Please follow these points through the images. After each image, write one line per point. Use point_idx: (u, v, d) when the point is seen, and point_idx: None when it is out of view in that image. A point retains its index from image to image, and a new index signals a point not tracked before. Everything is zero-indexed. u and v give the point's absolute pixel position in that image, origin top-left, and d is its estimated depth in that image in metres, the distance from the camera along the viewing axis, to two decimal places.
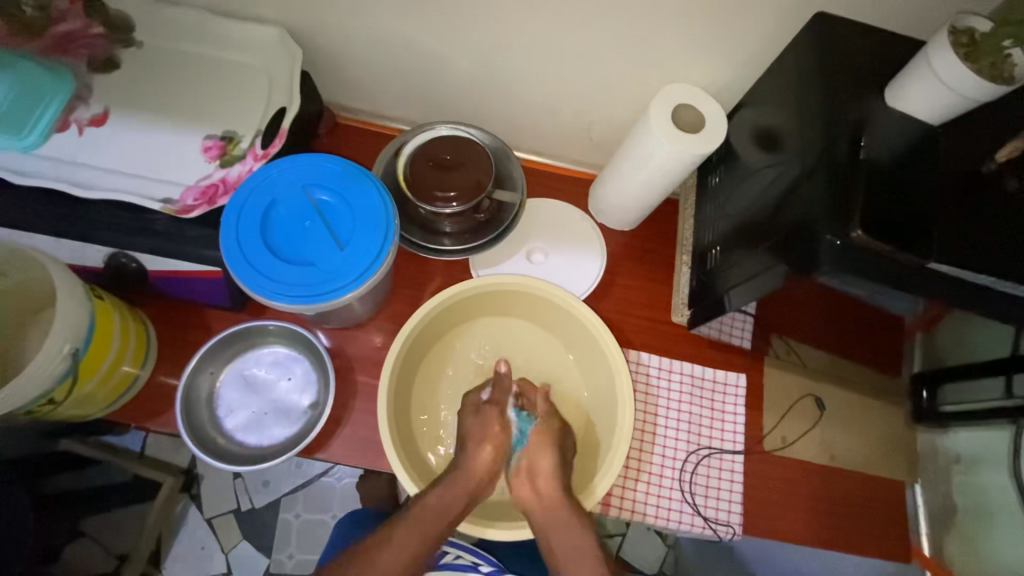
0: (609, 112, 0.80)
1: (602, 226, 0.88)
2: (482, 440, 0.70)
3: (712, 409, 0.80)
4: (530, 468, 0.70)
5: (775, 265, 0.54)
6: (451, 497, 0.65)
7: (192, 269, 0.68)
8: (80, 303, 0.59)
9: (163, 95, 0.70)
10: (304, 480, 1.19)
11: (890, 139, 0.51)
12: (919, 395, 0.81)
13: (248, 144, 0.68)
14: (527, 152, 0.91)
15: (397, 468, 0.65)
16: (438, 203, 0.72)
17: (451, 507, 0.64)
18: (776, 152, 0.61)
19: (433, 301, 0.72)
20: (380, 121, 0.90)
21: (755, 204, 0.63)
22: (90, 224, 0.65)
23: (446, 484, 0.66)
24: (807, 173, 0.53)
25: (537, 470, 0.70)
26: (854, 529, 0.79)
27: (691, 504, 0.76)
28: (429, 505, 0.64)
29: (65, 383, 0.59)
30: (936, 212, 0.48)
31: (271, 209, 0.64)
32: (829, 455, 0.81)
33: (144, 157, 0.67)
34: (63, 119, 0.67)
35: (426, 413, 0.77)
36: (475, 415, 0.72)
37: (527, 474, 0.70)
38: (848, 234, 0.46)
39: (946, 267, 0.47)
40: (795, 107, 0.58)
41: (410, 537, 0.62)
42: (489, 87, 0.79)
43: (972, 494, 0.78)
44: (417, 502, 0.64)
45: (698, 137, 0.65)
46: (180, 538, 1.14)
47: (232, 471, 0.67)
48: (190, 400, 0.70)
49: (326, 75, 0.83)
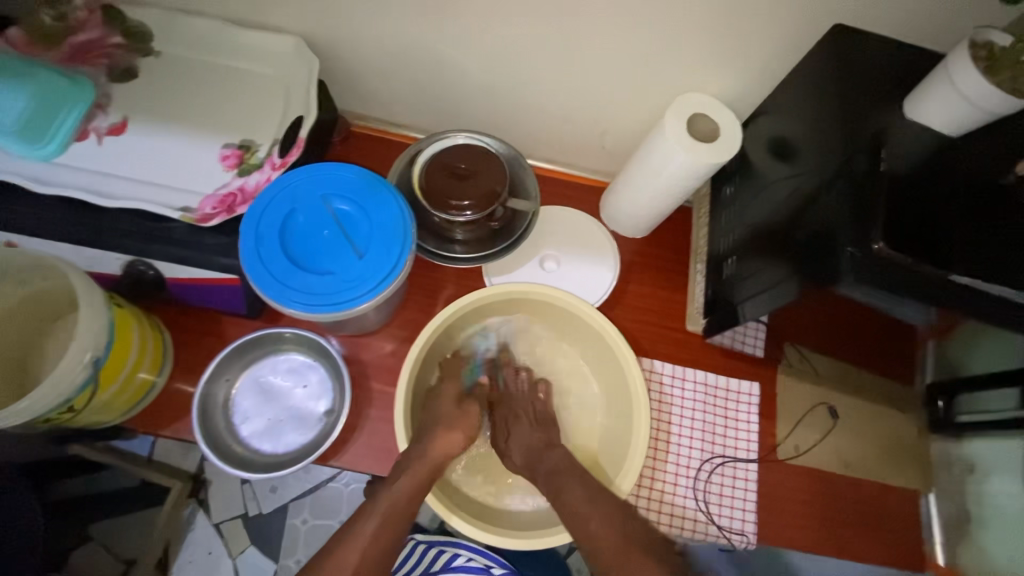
0: (622, 120, 0.81)
1: (615, 234, 0.88)
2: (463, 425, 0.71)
3: (726, 418, 0.80)
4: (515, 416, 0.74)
5: (794, 276, 0.54)
6: (409, 489, 0.63)
7: (210, 277, 0.69)
8: (101, 311, 0.59)
9: (182, 104, 0.71)
10: (313, 485, 1.19)
11: (908, 152, 0.51)
12: (934, 404, 0.82)
13: (266, 153, 0.69)
14: (539, 160, 0.92)
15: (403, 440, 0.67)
16: (451, 211, 0.73)
17: (408, 503, 0.63)
18: (794, 162, 0.61)
19: (438, 318, 0.71)
20: (393, 128, 0.91)
21: (771, 213, 0.63)
22: (110, 232, 0.66)
23: (409, 475, 0.64)
24: (826, 186, 0.53)
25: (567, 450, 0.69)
26: (868, 537, 0.78)
27: (705, 513, 0.76)
28: (394, 500, 0.62)
29: (85, 391, 0.59)
30: (956, 224, 0.49)
31: (291, 218, 0.64)
32: (841, 463, 0.81)
33: (163, 165, 0.68)
34: (82, 128, 0.68)
35: None
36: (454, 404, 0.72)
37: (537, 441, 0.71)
38: (870, 246, 0.46)
39: (967, 279, 0.47)
40: (813, 118, 0.59)
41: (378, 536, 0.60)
42: (504, 96, 0.80)
43: (984, 502, 0.79)
44: (375, 500, 0.63)
45: (712, 147, 0.65)
46: (188, 543, 1.14)
47: (248, 479, 0.67)
48: (206, 408, 0.70)
49: (341, 84, 0.84)
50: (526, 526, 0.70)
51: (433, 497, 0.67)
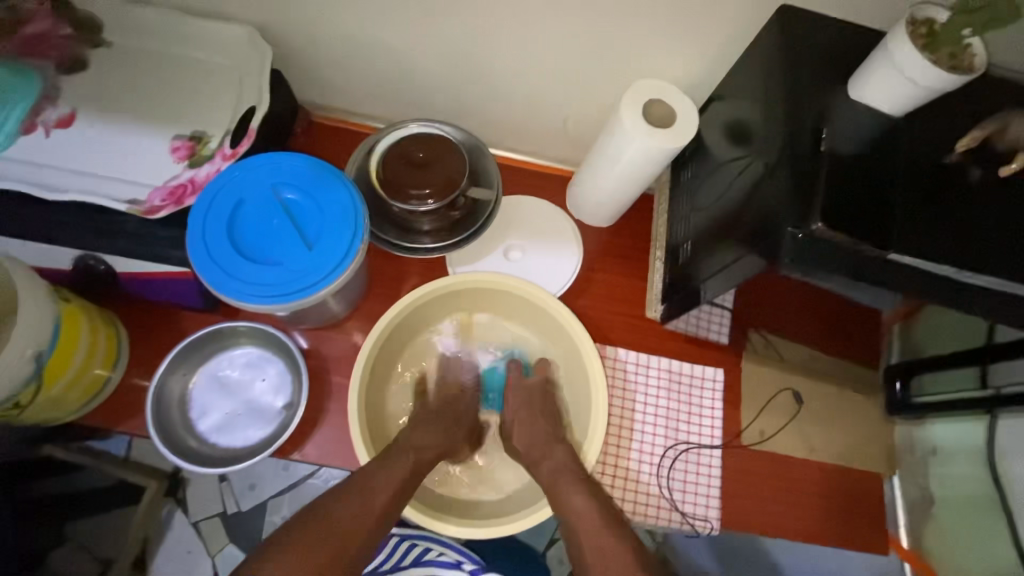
0: (583, 108, 0.80)
1: (579, 222, 0.88)
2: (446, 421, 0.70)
3: (690, 405, 0.80)
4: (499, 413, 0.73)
5: (744, 258, 0.54)
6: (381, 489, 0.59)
7: (162, 270, 0.68)
8: (44, 306, 0.59)
9: (131, 96, 0.69)
10: (291, 482, 1.18)
11: (851, 132, 0.51)
12: (892, 385, 0.82)
13: (218, 144, 0.68)
14: (504, 149, 0.91)
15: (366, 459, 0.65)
16: (412, 201, 0.72)
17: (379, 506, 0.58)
18: (745, 145, 0.61)
19: (391, 312, 0.71)
20: (355, 119, 0.90)
21: (724, 196, 0.63)
22: (57, 227, 0.64)
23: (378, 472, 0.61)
24: (771, 167, 0.53)
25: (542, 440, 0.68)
26: (834, 522, 0.78)
27: (668, 500, 0.76)
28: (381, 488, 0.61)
29: (31, 385, 0.58)
30: (896, 202, 0.48)
31: (239, 209, 0.63)
32: (807, 448, 0.81)
33: (112, 157, 0.66)
34: (30, 121, 0.66)
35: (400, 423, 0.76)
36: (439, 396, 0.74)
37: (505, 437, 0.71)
38: (810, 227, 0.46)
39: (908, 258, 0.47)
40: (761, 101, 0.58)
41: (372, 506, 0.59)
42: (463, 85, 0.79)
43: (946, 485, 0.79)
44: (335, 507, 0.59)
45: (667, 132, 0.65)
46: (165, 542, 1.13)
47: (203, 473, 0.66)
48: (161, 404, 0.69)
49: (299, 75, 0.83)
50: (501, 512, 0.70)
51: (414, 511, 0.66)
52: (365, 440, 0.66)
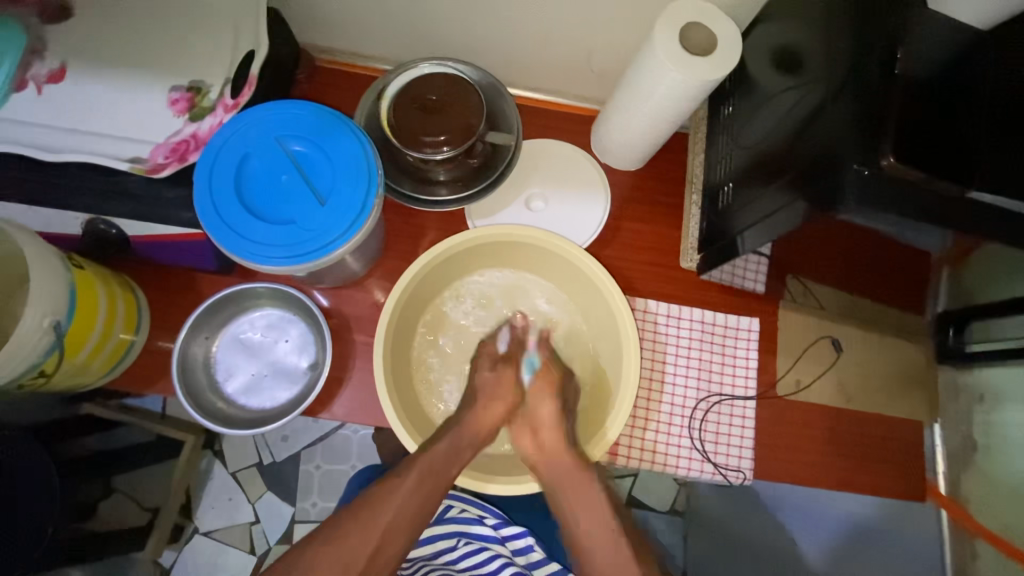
0: (611, 38, 0.72)
1: (606, 166, 0.82)
2: (490, 398, 0.69)
3: (723, 355, 0.77)
4: (533, 411, 0.69)
5: (796, 200, 0.49)
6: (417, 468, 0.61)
7: (178, 233, 0.66)
8: (55, 275, 0.57)
9: (115, 41, 0.62)
10: (322, 434, 1.21)
11: (928, 49, 0.44)
12: (944, 333, 0.79)
13: (218, 94, 0.63)
14: (522, 89, 0.84)
15: (392, 421, 0.64)
16: (426, 149, 0.67)
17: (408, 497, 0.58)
18: (798, 72, 0.55)
19: (406, 276, 0.67)
20: (361, 61, 0.83)
21: (774, 131, 0.57)
22: (65, 191, 0.62)
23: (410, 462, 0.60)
24: (832, 96, 0.47)
25: (544, 419, 0.68)
26: (871, 470, 0.77)
27: (700, 451, 0.75)
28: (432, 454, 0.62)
29: (54, 355, 0.58)
30: (975, 133, 0.43)
31: (245, 164, 0.59)
32: (845, 397, 0.78)
33: (110, 114, 0.62)
34: (19, 77, 0.60)
35: (427, 386, 0.75)
36: (488, 377, 0.70)
37: (529, 426, 0.69)
38: (878, 162, 0.41)
39: (988, 195, 0.42)
40: (823, 21, 0.51)
41: (411, 487, 0.60)
42: (478, 18, 0.72)
43: (991, 431, 0.78)
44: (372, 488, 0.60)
45: (709, 60, 0.58)
46: (208, 490, 1.18)
47: (232, 434, 0.66)
48: (187, 368, 0.68)
49: (298, 14, 0.76)
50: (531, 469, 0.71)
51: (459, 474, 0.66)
52: (395, 405, 0.65)
